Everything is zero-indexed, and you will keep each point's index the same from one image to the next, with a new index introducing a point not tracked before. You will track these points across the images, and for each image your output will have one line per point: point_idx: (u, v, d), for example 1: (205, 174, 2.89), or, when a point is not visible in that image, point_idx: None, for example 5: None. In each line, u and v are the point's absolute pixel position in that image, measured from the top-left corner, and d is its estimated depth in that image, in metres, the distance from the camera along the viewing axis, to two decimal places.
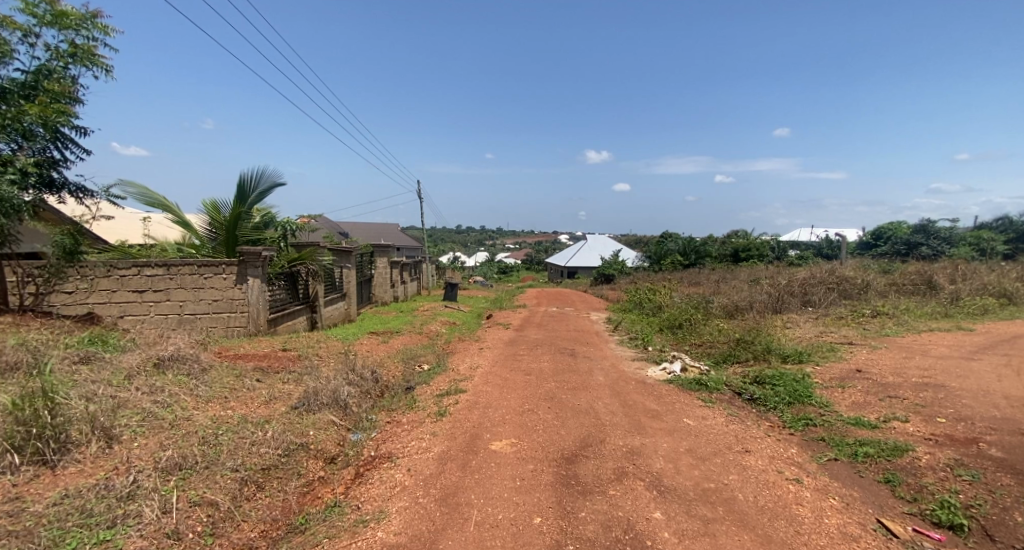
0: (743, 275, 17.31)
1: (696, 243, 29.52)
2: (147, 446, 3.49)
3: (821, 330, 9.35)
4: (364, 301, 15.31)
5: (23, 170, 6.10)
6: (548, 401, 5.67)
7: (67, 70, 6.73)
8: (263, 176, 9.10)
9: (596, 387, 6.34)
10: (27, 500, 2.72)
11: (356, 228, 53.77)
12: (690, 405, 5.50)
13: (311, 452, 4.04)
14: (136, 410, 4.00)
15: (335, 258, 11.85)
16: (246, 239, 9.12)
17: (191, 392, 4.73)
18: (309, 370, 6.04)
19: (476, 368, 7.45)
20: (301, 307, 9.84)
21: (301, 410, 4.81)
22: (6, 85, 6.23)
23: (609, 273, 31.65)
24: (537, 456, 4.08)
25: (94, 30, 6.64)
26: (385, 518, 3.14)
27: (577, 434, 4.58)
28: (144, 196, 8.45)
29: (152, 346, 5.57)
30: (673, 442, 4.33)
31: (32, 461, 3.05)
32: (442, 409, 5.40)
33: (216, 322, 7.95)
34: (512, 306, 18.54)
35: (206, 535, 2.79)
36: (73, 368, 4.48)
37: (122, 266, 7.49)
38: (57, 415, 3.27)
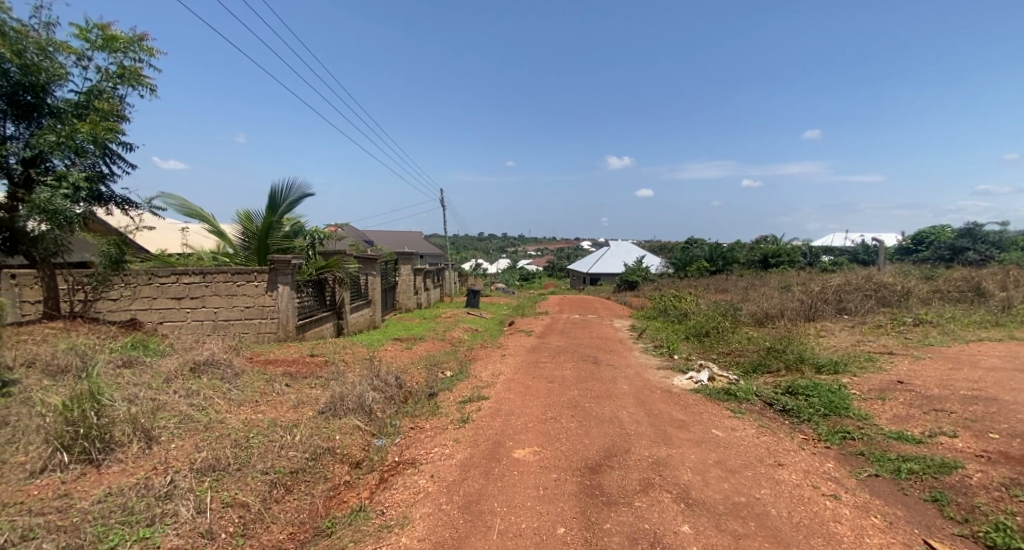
0: (773, 281, 16.84)
1: (723, 249, 28.86)
2: (183, 447, 3.59)
3: (857, 339, 8.96)
4: (389, 307, 15.57)
5: (75, 184, 6.42)
6: (571, 410, 5.59)
7: (116, 91, 7.06)
8: (292, 187, 9.37)
9: (620, 396, 6.22)
10: (74, 497, 2.83)
11: (380, 236, 54.86)
12: (718, 415, 5.35)
13: (336, 457, 4.09)
14: (174, 413, 4.14)
15: (361, 266, 12.03)
16: (276, 248, 9.38)
17: (224, 396, 4.86)
18: (335, 376, 6.13)
19: (498, 376, 7.42)
20: (328, 314, 10.05)
21: (327, 414, 4.89)
22: (60, 106, 6.62)
23: (632, 279, 31.13)
24: (560, 465, 4.03)
25: (140, 52, 6.94)
26: (409, 524, 3.13)
27: (601, 443, 4.50)
28: (182, 207, 8.79)
29: (188, 351, 5.75)
30: (701, 453, 4.21)
31: (79, 460, 3.18)
32: (465, 416, 5.39)
33: (248, 328, 8.17)
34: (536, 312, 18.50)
35: (238, 536, 2.84)
36: (116, 371, 4.67)
37: (162, 274, 7.79)
38: (102, 416, 3.40)
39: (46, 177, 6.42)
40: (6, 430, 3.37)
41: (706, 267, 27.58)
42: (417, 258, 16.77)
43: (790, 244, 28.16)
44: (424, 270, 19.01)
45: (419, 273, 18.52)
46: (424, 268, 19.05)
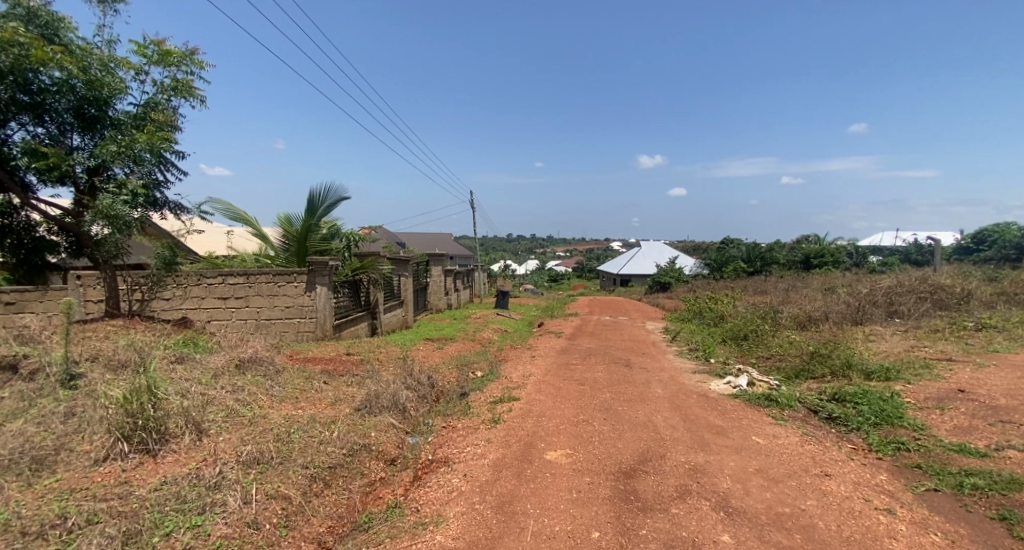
0: (816, 283, 16.18)
1: (761, 249, 27.91)
2: (231, 440, 3.75)
3: (911, 344, 8.47)
4: (421, 308, 15.82)
5: (133, 191, 6.84)
6: (604, 413, 5.52)
7: (170, 102, 7.46)
8: (329, 191, 9.64)
9: (654, 400, 6.10)
10: (134, 484, 3.01)
11: (413, 238, 55.84)
12: (759, 422, 5.17)
13: (371, 453, 4.17)
14: (221, 407, 4.33)
15: (394, 267, 12.27)
16: (315, 250, 9.69)
17: (267, 392, 5.05)
18: (370, 374, 6.26)
19: (529, 377, 7.41)
20: (363, 314, 10.29)
21: (363, 412, 5.00)
22: (121, 118, 7.07)
23: (665, 281, 30.50)
24: (594, 468, 3.99)
25: (192, 65, 7.30)
26: (443, 522, 3.17)
27: (635, 447, 4.43)
28: (228, 212, 9.21)
29: (234, 349, 6.01)
30: (741, 461, 4.08)
31: (138, 449, 3.37)
32: (497, 416, 5.41)
33: (289, 327, 8.46)
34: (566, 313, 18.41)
35: (281, 527, 2.94)
36: (170, 366, 4.94)
37: (209, 275, 8.17)
38: (158, 409, 3.60)
39: (108, 184, 6.86)
40: (73, 420, 3.61)
41: (744, 268, 26.74)
42: (448, 259, 16.98)
43: (834, 244, 26.93)
44: (454, 272, 19.22)
45: (450, 274, 18.75)
46: (454, 269, 19.25)
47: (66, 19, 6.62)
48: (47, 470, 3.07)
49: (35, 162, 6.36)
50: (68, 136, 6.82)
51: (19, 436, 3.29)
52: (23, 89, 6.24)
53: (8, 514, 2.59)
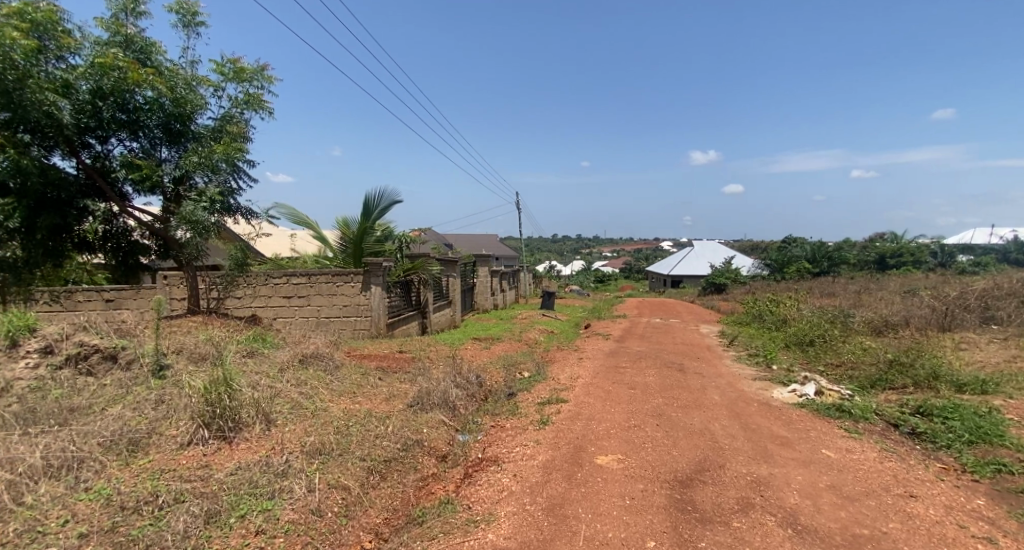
0: (895, 284, 14.94)
1: (828, 248, 26.12)
2: (296, 431, 3.96)
3: (1011, 354, 7.61)
4: (468, 308, 16.07)
5: (211, 198, 7.38)
6: (656, 418, 5.36)
7: (243, 115, 8.00)
8: (383, 195, 10.01)
9: (711, 407, 5.85)
10: (213, 468, 3.24)
11: (461, 238, 56.78)
12: (829, 434, 4.83)
13: (424, 449, 4.26)
14: (287, 399, 4.58)
15: (443, 268, 12.53)
16: (370, 251, 10.08)
17: (327, 386, 5.29)
18: (422, 372, 6.41)
19: (577, 379, 7.32)
20: (414, 313, 10.59)
21: (416, 408, 5.13)
22: (202, 131, 7.65)
23: (720, 282, 29.25)
24: (647, 475, 3.87)
25: (263, 80, 7.79)
26: (495, 521, 3.19)
27: (691, 456, 4.27)
28: (293, 216, 9.74)
29: (298, 345, 6.35)
30: (810, 475, 3.83)
31: (216, 436, 3.64)
32: (545, 418, 5.38)
33: (346, 325, 8.82)
34: (614, 315, 18.06)
35: (341, 516, 3.05)
36: (242, 360, 5.28)
37: (275, 275, 8.67)
38: (233, 399, 3.86)
39: (191, 192, 7.45)
40: (161, 407, 3.94)
41: (808, 269, 25.14)
42: (495, 260, 17.15)
43: (915, 243, 24.75)
44: (501, 272, 19.35)
45: (496, 274, 18.95)
46: (501, 269, 19.39)
47: (157, 43, 7.26)
48: (140, 452, 3.36)
49: (130, 173, 7.01)
50: (158, 150, 7.47)
51: (118, 419, 3.63)
52: (121, 108, 6.90)
53: (109, 490, 2.85)
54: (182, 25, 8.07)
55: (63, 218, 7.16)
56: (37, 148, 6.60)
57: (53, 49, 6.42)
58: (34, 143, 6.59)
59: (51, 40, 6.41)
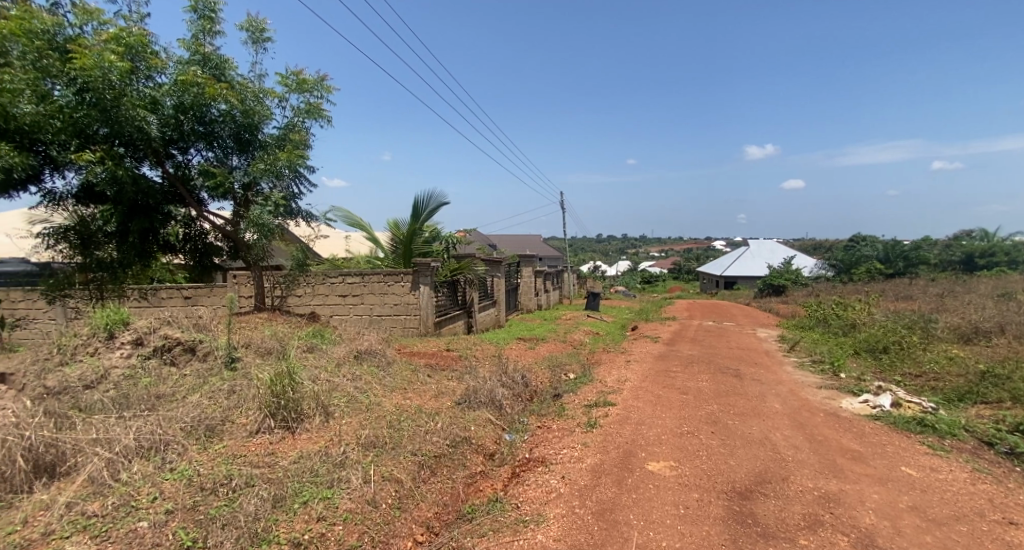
0: (985, 288, 13.55)
1: (904, 247, 24.10)
2: (352, 423, 4.11)
3: None
4: (513, 307, 16.14)
5: (276, 203, 7.80)
6: (711, 425, 5.14)
7: (304, 124, 8.40)
8: (431, 198, 10.24)
9: (771, 415, 5.54)
10: (279, 455, 3.41)
11: (507, 239, 57.11)
12: (908, 450, 4.44)
13: (472, 447, 4.28)
14: (344, 393, 4.77)
15: (488, 268, 12.64)
16: (419, 252, 10.33)
17: (379, 381, 5.46)
18: (469, 370, 6.48)
19: (625, 382, 7.15)
20: (460, 312, 10.75)
21: (464, 406, 5.19)
22: (268, 140, 8.10)
23: (778, 283, 27.76)
24: (702, 484, 3.71)
25: (322, 90, 8.14)
26: (544, 522, 3.16)
27: (751, 466, 4.05)
28: (347, 218, 10.15)
29: (353, 341, 6.60)
30: (887, 494, 3.54)
31: (281, 426, 3.84)
32: (593, 420, 5.30)
33: (396, 323, 9.08)
34: (662, 317, 17.55)
35: (395, 508, 3.12)
36: (303, 355, 5.56)
37: (332, 275, 9.06)
38: (296, 391, 4.05)
39: (257, 198, 7.90)
40: (233, 396, 4.20)
41: (880, 270, 23.33)
42: (538, 261, 17.13)
43: (1010, 242, 22.35)
44: (545, 272, 19.27)
45: (541, 275, 18.93)
46: (545, 270, 19.32)
47: (230, 59, 7.77)
48: (216, 437, 3.59)
49: (206, 181, 7.56)
50: (230, 158, 7.98)
51: (196, 407, 3.91)
52: (199, 120, 7.48)
53: (190, 471, 3.06)
54: (251, 41, 8.58)
55: (150, 223, 7.76)
56: (130, 159, 7.24)
57: (143, 69, 6.98)
58: (127, 155, 7.20)
59: (142, 62, 6.98)
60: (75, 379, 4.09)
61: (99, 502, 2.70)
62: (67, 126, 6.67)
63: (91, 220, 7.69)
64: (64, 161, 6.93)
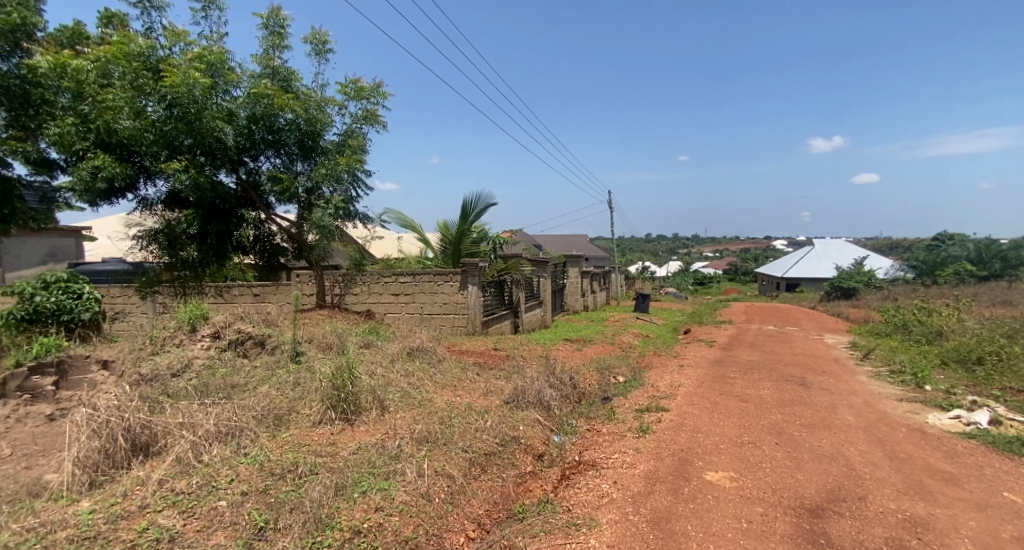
0: None
1: (1001, 247, 21.85)
2: (406, 418, 4.20)
3: None
4: (559, 308, 16.02)
5: (336, 206, 8.17)
6: (776, 436, 4.84)
7: (361, 130, 8.74)
8: (480, 198, 10.35)
9: (843, 428, 5.14)
10: (339, 446, 3.55)
11: (555, 238, 56.78)
12: (1010, 475, 3.97)
13: (521, 446, 4.25)
14: (398, 388, 4.90)
15: (535, 268, 12.62)
16: (467, 253, 10.47)
17: (431, 378, 5.57)
18: (517, 370, 6.48)
19: (679, 387, 6.88)
20: (507, 312, 10.78)
21: (512, 405, 5.19)
22: (329, 146, 8.47)
23: (847, 286, 25.84)
24: (767, 498, 3.50)
25: (379, 97, 8.43)
26: (597, 527, 3.09)
27: (822, 482, 3.77)
28: (400, 220, 10.45)
29: (405, 338, 6.79)
30: (986, 522, 3.17)
31: (341, 418, 3.99)
32: (645, 425, 5.14)
33: (446, 321, 9.23)
34: (716, 320, 16.81)
35: (448, 502, 3.14)
36: (360, 351, 5.78)
37: (385, 274, 9.36)
38: (355, 385, 4.20)
39: (319, 202, 8.30)
40: (298, 388, 4.43)
41: (971, 271, 21.19)
42: (585, 262, 16.91)
43: None
44: (592, 273, 18.99)
45: (587, 275, 18.68)
46: (592, 270, 19.05)
47: (296, 71, 8.22)
48: (284, 426, 3.80)
49: (275, 186, 8.03)
50: (295, 164, 8.42)
51: (265, 397, 4.15)
52: (269, 129, 7.94)
53: (261, 457, 3.25)
54: (315, 53, 9.04)
55: (226, 225, 8.44)
56: (209, 167, 7.79)
57: (221, 84, 7.52)
58: (207, 164, 7.78)
59: (221, 77, 7.52)
60: (164, 368, 4.45)
61: (185, 480, 2.92)
62: (158, 138, 7.31)
63: (175, 224, 8.37)
64: (156, 170, 7.56)
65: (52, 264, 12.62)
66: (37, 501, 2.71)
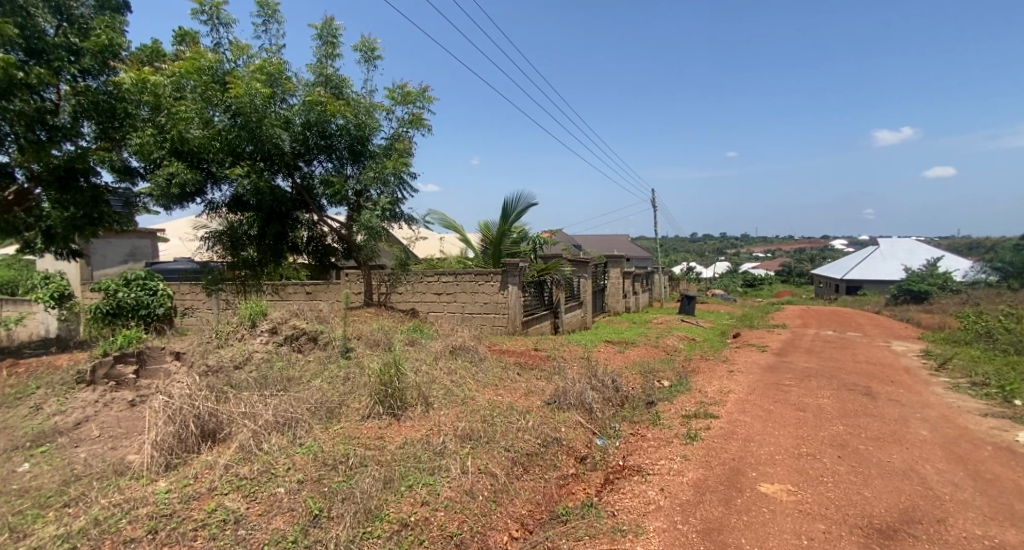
0: None
1: None
2: (449, 415, 4.24)
3: None
4: (600, 309, 15.76)
5: (383, 208, 8.40)
6: (838, 449, 4.53)
7: (407, 133, 8.92)
8: (521, 199, 10.35)
9: (917, 444, 4.74)
10: (386, 440, 3.63)
11: (597, 238, 55.99)
12: None
13: (564, 448, 4.20)
14: (441, 385, 4.97)
15: (575, 269, 12.47)
16: (508, 253, 10.49)
17: (473, 376, 5.60)
18: (558, 370, 6.41)
19: (728, 394, 6.58)
20: (546, 312, 10.71)
21: (553, 406, 5.13)
22: (377, 150, 8.70)
23: (917, 289, 23.91)
24: (831, 515, 3.27)
25: (424, 101, 8.58)
26: (643, 534, 2.99)
27: (893, 501, 3.48)
28: (442, 221, 10.61)
29: (448, 337, 6.87)
30: None
31: (389, 413, 4.08)
32: (693, 432, 4.94)
33: (487, 321, 9.27)
34: (768, 324, 15.99)
35: (492, 500, 3.13)
36: (405, 348, 5.90)
37: (428, 274, 9.52)
38: (401, 382, 4.28)
39: (368, 204, 8.54)
40: (348, 383, 4.57)
41: None
42: (627, 262, 16.56)
43: None
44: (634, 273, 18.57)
45: (629, 276, 18.28)
46: (634, 271, 18.63)
47: (347, 79, 8.52)
48: (335, 419, 3.92)
49: (327, 189, 8.35)
50: (345, 168, 8.71)
51: (318, 390, 4.31)
52: (321, 135, 8.26)
53: (315, 447, 3.37)
54: (364, 60, 9.33)
55: (283, 227, 8.86)
56: (268, 172, 8.20)
57: (279, 93, 7.91)
58: (267, 169, 8.20)
59: (279, 87, 7.90)
60: (227, 360, 4.72)
61: (247, 466, 3.07)
62: (223, 146, 7.81)
63: (238, 226, 8.83)
64: (221, 175, 8.06)
65: (133, 263, 13.66)
66: (121, 479, 2.93)
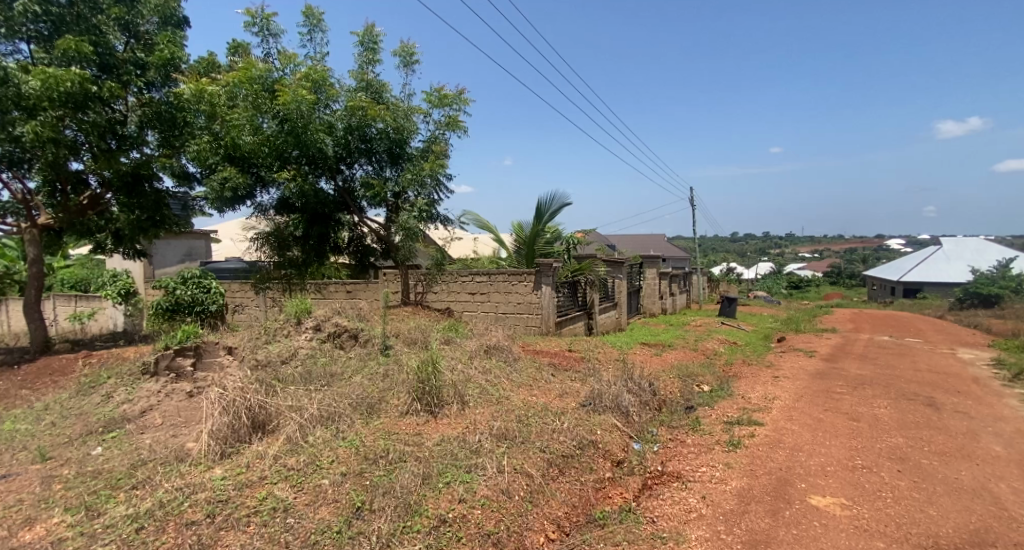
0: None
1: None
2: (484, 414, 4.26)
3: None
4: (635, 310, 15.46)
5: (421, 210, 8.56)
6: (897, 462, 4.25)
7: (444, 136, 9.05)
8: (554, 198, 10.30)
9: (987, 460, 4.38)
10: (424, 436, 3.69)
11: (634, 238, 54.96)
12: None
13: (600, 452, 4.13)
14: (476, 384, 5.00)
15: (610, 269, 12.29)
16: (542, 253, 10.46)
17: (507, 376, 5.61)
18: (593, 372, 6.33)
19: (774, 400, 6.30)
20: (580, 313, 10.59)
21: (589, 408, 5.07)
22: (415, 152, 8.87)
23: (984, 293, 22.16)
24: (890, 533, 3.07)
25: (460, 103, 8.68)
26: (685, 543, 2.90)
27: (961, 520, 3.23)
28: (477, 222, 10.70)
29: (483, 336, 6.91)
30: None
31: (426, 410, 4.14)
32: (736, 439, 4.77)
33: (520, 321, 9.27)
34: (816, 328, 15.23)
35: (528, 500, 3.12)
36: (441, 347, 5.97)
37: (463, 274, 9.61)
38: (437, 380, 4.34)
39: (406, 205, 8.72)
40: (386, 380, 4.67)
41: None
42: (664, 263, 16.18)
43: None
44: (671, 274, 18.11)
45: (666, 277, 17.85)
46: (671, 272, 18.17)
47: (387, 84, 8.74)
48: (375, 414, 4.02)
49: (367, 192, 8.60)
50: (385, 170, 8.93)
51: (359, 386, 4.43)
52: (362, 139, 8.50)
53: (357, 441, 3.46)
54: (403, 65, 9.53)
55: (326, 228, 9.19)
56: (312, 175, 8.52)
57: (323, 99, 8.20)
58: (311, 172, 8.52)
59: (323, 93, 8.18)
60: (275, 356, 4.93)
61: (294, 458, 3.19)
62: (272, 151, 8.24)
63: (284, 227, 9.29)
64: (270, 179, 8.47)
65: (189, 263, 14.54)
66: (182, 465, 3.10)
